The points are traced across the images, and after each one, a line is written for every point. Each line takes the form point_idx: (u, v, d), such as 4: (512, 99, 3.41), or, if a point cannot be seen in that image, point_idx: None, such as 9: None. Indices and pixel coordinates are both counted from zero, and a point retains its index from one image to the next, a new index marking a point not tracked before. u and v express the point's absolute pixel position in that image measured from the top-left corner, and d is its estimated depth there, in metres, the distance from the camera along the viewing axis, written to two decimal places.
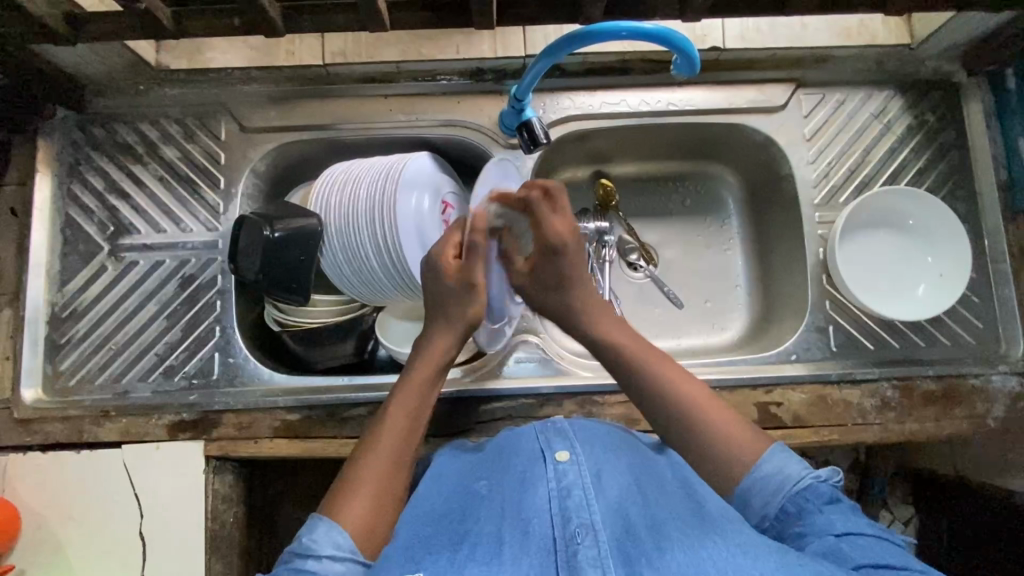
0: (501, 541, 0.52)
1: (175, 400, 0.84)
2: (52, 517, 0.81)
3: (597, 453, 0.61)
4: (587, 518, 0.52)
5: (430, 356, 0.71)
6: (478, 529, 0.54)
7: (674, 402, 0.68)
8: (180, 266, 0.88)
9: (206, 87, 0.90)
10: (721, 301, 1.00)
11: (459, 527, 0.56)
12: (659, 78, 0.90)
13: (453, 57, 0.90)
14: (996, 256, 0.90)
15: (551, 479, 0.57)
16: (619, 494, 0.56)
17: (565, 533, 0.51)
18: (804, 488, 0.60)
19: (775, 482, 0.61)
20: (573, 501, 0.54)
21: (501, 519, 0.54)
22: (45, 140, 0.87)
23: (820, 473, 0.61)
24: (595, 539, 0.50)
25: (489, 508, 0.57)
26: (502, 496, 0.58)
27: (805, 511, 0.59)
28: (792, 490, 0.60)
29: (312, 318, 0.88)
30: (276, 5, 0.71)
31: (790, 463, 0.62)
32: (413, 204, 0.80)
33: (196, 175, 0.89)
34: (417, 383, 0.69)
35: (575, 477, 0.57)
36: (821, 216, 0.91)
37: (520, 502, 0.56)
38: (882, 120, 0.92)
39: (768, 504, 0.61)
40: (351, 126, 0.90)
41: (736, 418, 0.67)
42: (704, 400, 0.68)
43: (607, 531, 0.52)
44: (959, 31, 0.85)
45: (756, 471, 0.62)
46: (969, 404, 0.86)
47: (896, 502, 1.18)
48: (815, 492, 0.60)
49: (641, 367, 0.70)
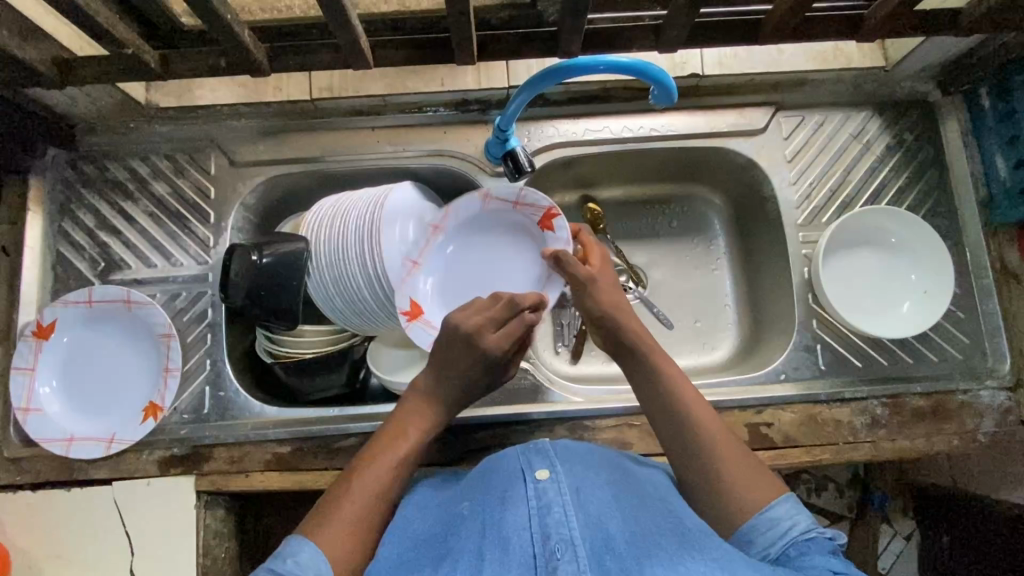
0: (482, 558, 0.55)
1: (165, 436, 0.84)
2: (42, 556, 0.81)
3: (575, 471, 0.65)
4: (567, 533, 0.56)
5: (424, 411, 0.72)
6: (458, 548, 0.58)
7: (694, 429, 0.69)
8: (170, 300, 0.88)
9: (196, 123, 0.92)
10: (710, 320, 1.01)
11: (439, 548, 0.59)
12: (639, 105, 0.92)
13: (438, 90, 0.91)
14: (980, 271, 0.91)
15: (531, 496, 0.60)
16: (598, 511, 0.59)
17: (545, 549, 0.55)
18: (808, 538, 0.61)
19: (780, 526, 0.62)
20: (554, 518, 0.57)
21: (481, 536, 0.58)
22: (37, 178, 0.88)
23: (825, 529, 0.63)
24: (574, 555, 0.54)
25: (470, 526, 0.60)
26: (482, 512, 0.60)
27: (806, 553, 0.60)
28: (797, 536, 0.61)
29: (300, 348, 0.88)
30: (260, 45, 0.73)
31: (799, 512, 0.63)
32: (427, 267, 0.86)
33: (185, 210, 0.90)
34: (412, 434, 0.70)
35: (555, 494, 0.60)
36: (804, 235, 0.92)
37: (500, 519, 0.59)
38: (861, 140, 0.94)
39: (770, 546, 0.61)
40: (338, 158, 0.91)
41: (732, 445, 0.68)
42: (719, 433, 0.69)
43: (586, 545, 0.55)
44: (931, 54, 0.87)
45: (764, 512, 0.63)
46: (958, 420, 0.86)
47: (897, 515, 1.17)
48: (819, 544, 0.61)
49: (675, 394, 0.71)
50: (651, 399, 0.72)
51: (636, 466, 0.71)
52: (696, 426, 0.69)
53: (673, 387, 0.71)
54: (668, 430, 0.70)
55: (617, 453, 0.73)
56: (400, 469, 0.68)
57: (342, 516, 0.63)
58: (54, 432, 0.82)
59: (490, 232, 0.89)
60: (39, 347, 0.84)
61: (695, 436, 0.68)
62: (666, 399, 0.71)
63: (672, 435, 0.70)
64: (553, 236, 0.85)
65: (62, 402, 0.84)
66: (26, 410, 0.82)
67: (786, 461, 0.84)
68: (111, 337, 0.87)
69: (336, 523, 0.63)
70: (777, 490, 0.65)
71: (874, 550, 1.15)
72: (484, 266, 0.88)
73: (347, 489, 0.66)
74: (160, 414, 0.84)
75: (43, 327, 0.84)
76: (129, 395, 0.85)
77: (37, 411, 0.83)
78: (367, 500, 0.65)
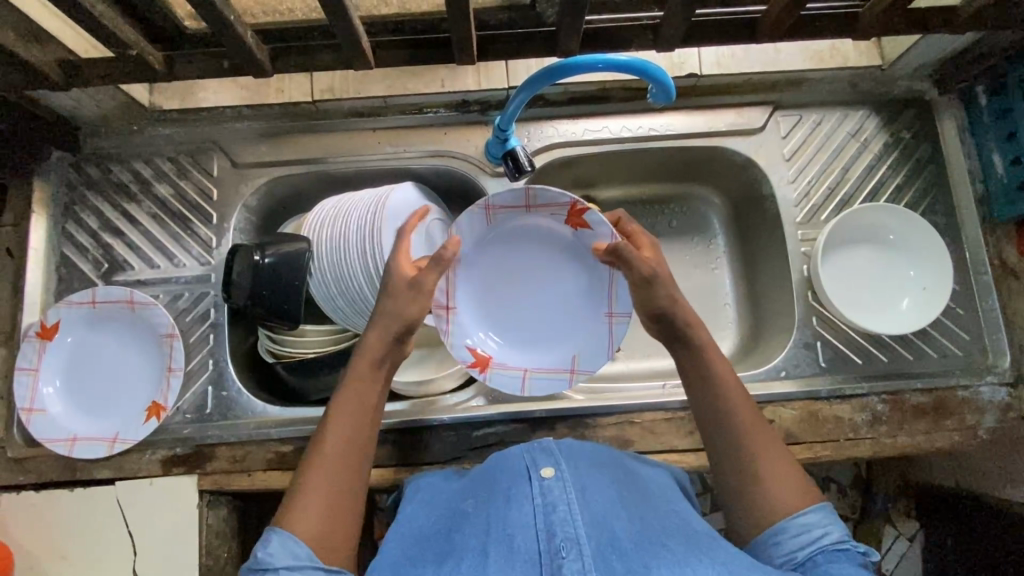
0: (486, 554, 0.56)
1: (168, 436, 0.84)
2: (46, 556, 0.81)
3: (581, 471, 0.65)
4: (572, 532, 0.56)
5: (367, 361, 0.70)
6: (462, 547, 0.58)
7: (737, 430, 0.68)
8: (173, 300, 0.89)
9: (199, 126, 0.92)
10: (710, 319, 1.01)
11: (444, 545, 0.60)
12: (638, 105, 0.93)
13: (438, 91, 0.92)
14: (979, 268, 0.91)
15: (536, 495, 0.61)
16: (606, 508, 0.60)
17: (551, 546, 0.55)
18: (840, 549, 0.61)
19: (811, 532, 0.61)
20: (559, 516, 0.58)
21: (486, 533, 0.58)
22: (41, 180, 0.89)
23: (859, 544, 0.62)
24: (580, 552, 0.54)
25: (475, 526, 0.60)
26: (487, 512, 0.61)
27: (835, 564, 0.60)
28: (827, 545, 0.61)
29: (303, 348, 0.89)
30: (264, 47, 0.74)
31: (833, 523, 0.62)
32: (463, 307, 0.84)
33: (188, 211, 0.91)
34: (357, 387, 0.69)
35: (560, 493, 0.61)
36: (803, 233, 0.92)
37: (505, 517, 0.60)
38: (859, 138, 0.94)
39: (798, 549, 0.61)
40: (339, 159, 0.92)
41: (775, 445, 0.68)
42: (760, 434, 0.68)
43: (592, 544, 0.56)
44: (926, 52, 0.88)
45: (795, 517, 0.63)
46: (959, 415, 0.87)
47: (901, 518, 1.17)
48: (851, 557, 0.60)
49: (726, 396, 0.70)
50: (700, 399, 0.72)
51: (641, 463, 0.73)
52: (734, 413, 0.69)
53: (720, 386, 0.71)
54: (713, 428, 0.70)
55: (624, 453, 0.75)
56: (356, 428, 0.68)
57: (313, 492, 0.63)
58: (58, 432, 0.83)
59: (515, 237, 0.84)
60: (43, 347, 0.84)
61: (737, 435, 0.68)
62: (712, 399, 0.71)
63: (716, 433, 0.70)
64: (593, 232, 0.81)
65: (65, 403, 0.85)
66: (29, 410, 0.83)
67: None
68: (115, 338, 0.87)
69: (303, 499, 0.63)
70: (809, 497, 0.65)
71: (877, 550, 1.14)
72: (528, 273, 0.85)
73: (311, 462, 0.65)
74: (163, 413, 0.84)
75: (46, 328, 0.85)
76: (132, 396, 0.86)
77: (41, 411, 0.83)
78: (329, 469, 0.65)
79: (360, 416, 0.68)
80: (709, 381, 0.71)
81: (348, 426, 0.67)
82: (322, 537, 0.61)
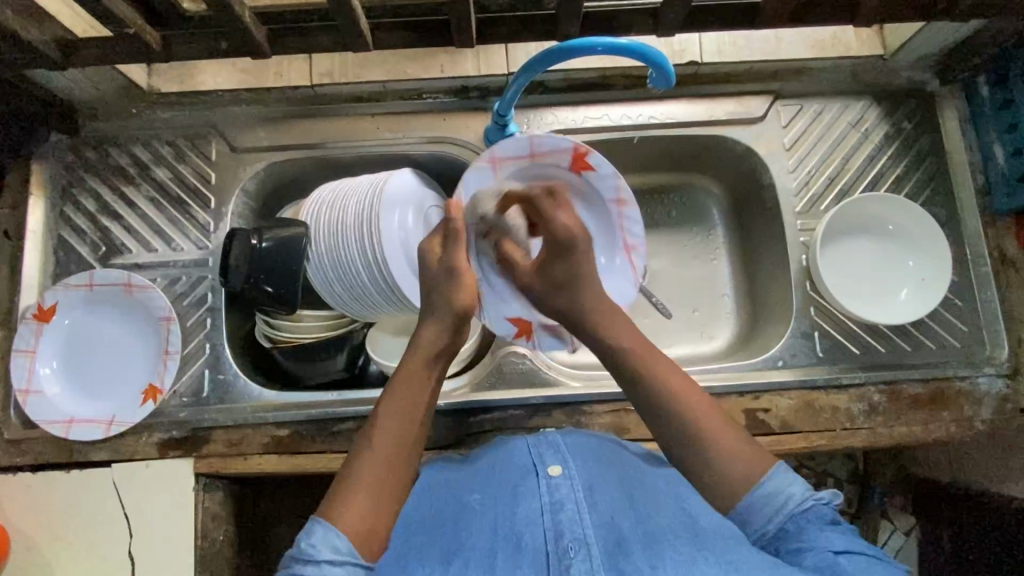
0: (494, 555, 0.56)
1: (164, 419, 0.84)
2: (42, 537, 0.81)
3: (587, 469, 0.66)
4: (579, 532, 0.57)
5: (428, 347, 0.67)
6: (468, 546, 0.58)
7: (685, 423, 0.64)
8: (170, 284, 0.89)
9: (197, 109, 0.92)
10: (709, 309, 1.01)
11: (450, 543, 0.59)
12: (638, 93, 0.92)
13: (438, 77, 0.91)
14: (978, 259, 0.91)
15: (543, 493, 0.61)
16: (612, 510, 0.60)
17: (558, 546, 0.56)
18: (806, 509, 0.59)
19: (778, 499, 0.59)
20: (566, 515, 0.58)
21: (493, 533, 0.58)
22: (38, 162, 0.89)
23: (822, 494, 0.60)
24: (587, 554, 0.54)
25: (480, 522, 0.60)
26: (493, 509, 0.61)
27: (806, 529, 0.58)
28: (793, 509, 0.59)
29: (300, 333, 0.88)
30: (262, 28, 0.74)
31: (796, 482, 0.60)
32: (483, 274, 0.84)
33: (187, 195, 0.91)
34: (415, 373, 0.66)
35: (567, 492, 0.61)
36: (803, 223, 0.92)
37: (512, 514, 0.60)
38: (860, 128, 0.94)
39: (769, 521, 0.59)
40: (339, 144, 0.92)
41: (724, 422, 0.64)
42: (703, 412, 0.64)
43: (600, 545, 0.56)
44: (928, 41, 0.87)
45: (760, 487, 0.60)
46: (956, 407, 0.87)
47: (896, 511, 1.16)
48: (817, 514, 0.59)
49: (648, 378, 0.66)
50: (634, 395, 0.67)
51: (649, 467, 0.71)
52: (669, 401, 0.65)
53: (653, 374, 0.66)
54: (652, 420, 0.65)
55: (612, 441, 0.75)
56: (414, 414, 0.64)
57: (366, 480, 0.60)
58: (54, 414, 0.83)
59: None
60: (40, 329, 0.84)
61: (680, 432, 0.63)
62: (653, 399, 0.65)
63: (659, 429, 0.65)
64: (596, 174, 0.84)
65: (62, 385, 0.85)
66: (26, 392, 0.83)
67: (784, 447, 0.85)
68: (110, 321, 0.87)
69: (355, 487, 0.59)
70: (766, 459, 0.62)
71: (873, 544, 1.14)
72: None
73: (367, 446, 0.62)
74: (159, 396, 0.84)
75: (44, 310, 0.85)
76: (128, 378, 0.86)
77: (38, 393, 0.83)
78: (386, 456, 0.61)
79: (420, 401, 0.65)
80: (630, 372, 0.67)
81: (408, 412, 0.64)
82: (371, 531, 0.57)
